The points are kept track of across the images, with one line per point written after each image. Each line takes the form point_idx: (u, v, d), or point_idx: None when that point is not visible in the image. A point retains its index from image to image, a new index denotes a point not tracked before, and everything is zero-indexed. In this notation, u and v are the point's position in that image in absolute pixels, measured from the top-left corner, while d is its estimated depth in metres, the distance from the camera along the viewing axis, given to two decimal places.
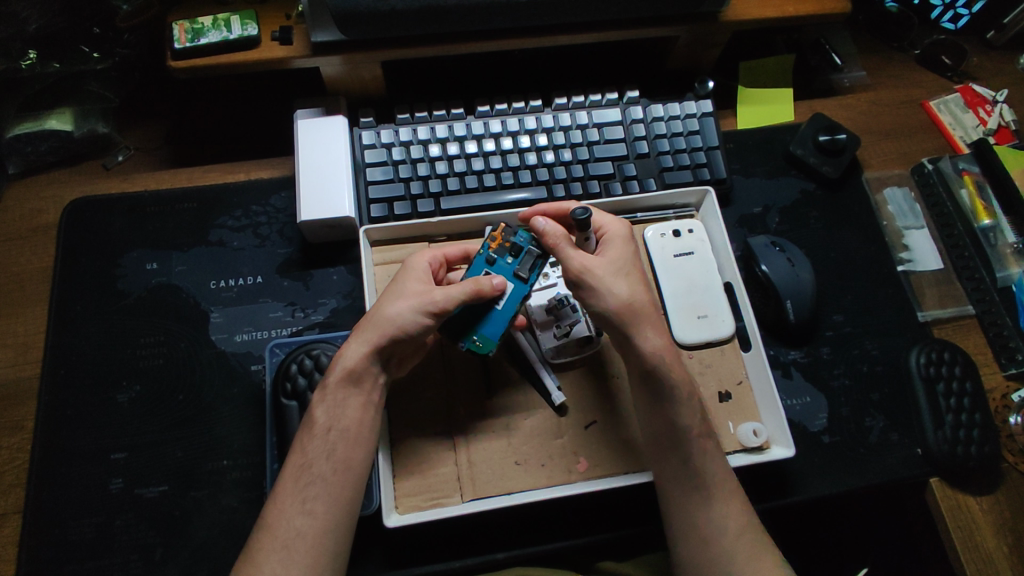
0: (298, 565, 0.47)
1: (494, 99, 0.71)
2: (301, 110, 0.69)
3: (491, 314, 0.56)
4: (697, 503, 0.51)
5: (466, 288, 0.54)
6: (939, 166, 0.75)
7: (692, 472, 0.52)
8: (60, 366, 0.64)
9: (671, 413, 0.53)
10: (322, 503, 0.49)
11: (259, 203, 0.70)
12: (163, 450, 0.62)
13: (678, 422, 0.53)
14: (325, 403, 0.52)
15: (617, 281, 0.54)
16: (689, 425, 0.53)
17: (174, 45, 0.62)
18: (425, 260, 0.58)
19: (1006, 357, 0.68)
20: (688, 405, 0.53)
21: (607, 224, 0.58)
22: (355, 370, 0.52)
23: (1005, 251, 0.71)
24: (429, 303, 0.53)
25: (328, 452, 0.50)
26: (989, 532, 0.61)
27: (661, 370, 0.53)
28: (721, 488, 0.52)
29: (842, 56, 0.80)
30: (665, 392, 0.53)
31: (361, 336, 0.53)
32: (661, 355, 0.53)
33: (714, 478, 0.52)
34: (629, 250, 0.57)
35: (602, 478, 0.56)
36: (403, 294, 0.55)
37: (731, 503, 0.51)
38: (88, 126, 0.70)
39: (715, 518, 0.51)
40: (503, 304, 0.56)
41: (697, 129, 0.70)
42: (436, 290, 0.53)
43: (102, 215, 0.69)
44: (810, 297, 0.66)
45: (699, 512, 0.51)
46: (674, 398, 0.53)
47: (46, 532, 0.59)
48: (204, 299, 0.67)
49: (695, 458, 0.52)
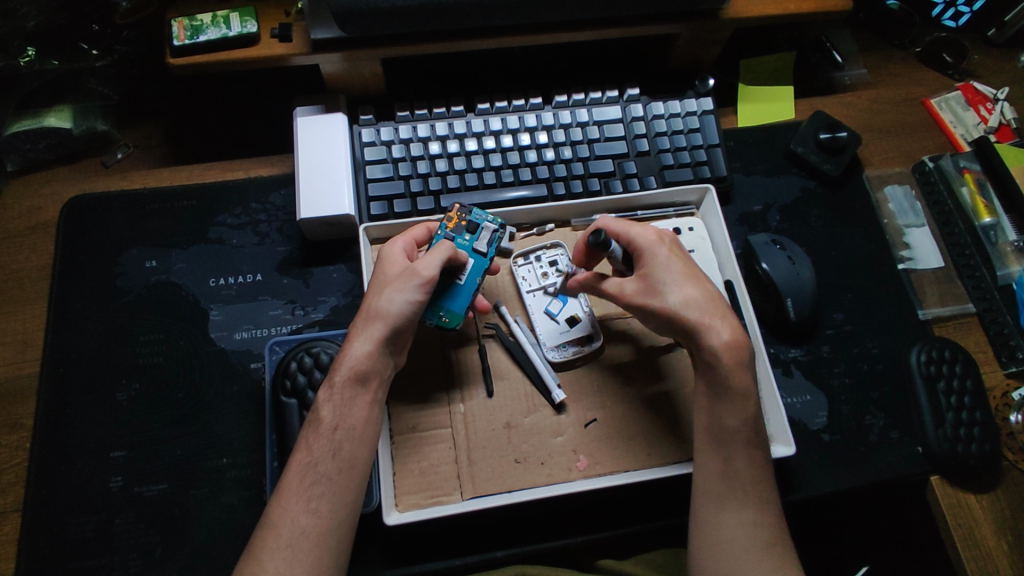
0: (303, 564, 0.47)
1: (494, 96, 0.71)
2: (301, 107, 0.68)
3: (455, 289, 0.57)
4: (735, 504, 0.51)
5: (443, 251, 0.54)
6: (940, 164, 0.75)
7: (736, 471, 0.51)
8: (59, 365, 0.64)
9: (725, 413, 0.52)
10: (327, 502, 0.49)
11: (259, 201, 0.70)
12: (163, 448, 0.62)
13: (732, 422, 0.52)
14: (332, 402, 0.52)
15: (673, 287, 0.54)
16: (741, 427, 0.52)
17: (174, 42, 0.61)
18: (401, 245, 0.57)
19: (1007, 356, 0.68)
20: (749, 405, 0.52)
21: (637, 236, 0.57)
22: (361, 369, 0.52)
23: (1005, 249, 0.71)
24: (416, 285, 0.53)
25: (335, 451, 0.50)
26: (990, 530, 0.61)
27: (726, 370, 0.52)
28: (759, 493, 0.51)
29: (843, 54, 0.80)
30: (724, 390, 0.52)
31: (363, 332, 0.53)
32: (725, 354, 0.52)
33: (754, 482, 0.51)
34: (665, 253, 0.55)
35: (602, 476, 0.57)
36: (390, 283, 0.54)
37: (765, 511, 0.51)
38: (87, 124, 0.69)
39: (750, 523, 0.50)
40: (464, 281, 0.58)
41: (697, 127, 0.70)
42: (419, 268, 0.53)
43: (101, 212, 0.69)
44: (811, 295, 0.66)
45: (736, 514, 0.50)
46: (733, 398, 0.52)
47: (46, 530, 0.59)
48: (204, 297, 0.67)
49: (740, 459, 0.51)
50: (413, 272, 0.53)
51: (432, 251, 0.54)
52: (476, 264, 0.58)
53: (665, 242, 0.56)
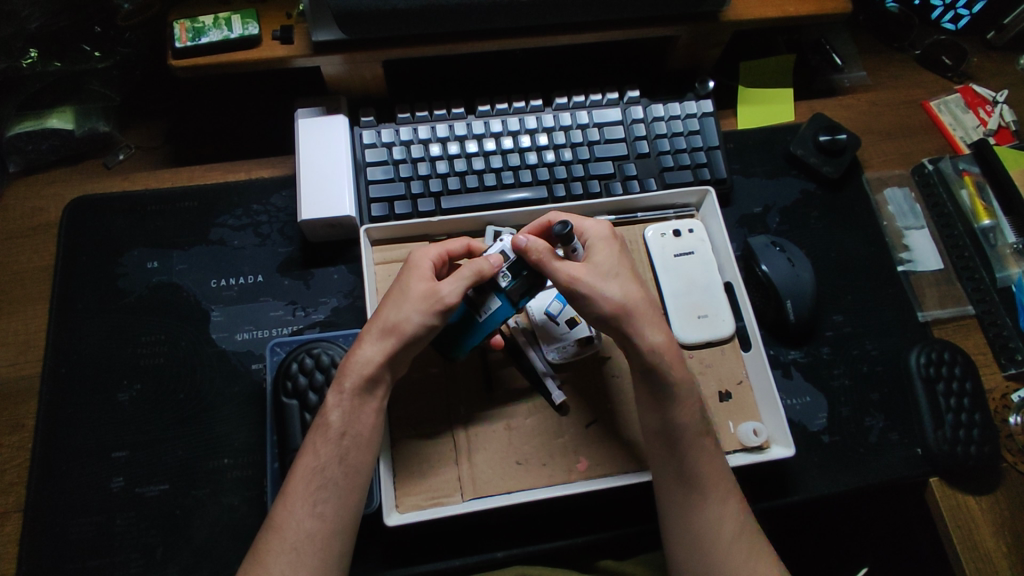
0: (308, 567, 0.48)
1: (494, 98, 0.71)
2: (302, 109, 0.69)
3: (474, 326, 0.56)
4: (695, 501, 0.52)
5: (468, 275, 0.53)
6: (939, 166, 0.75)
7: (692, 468, 0.53)
8: (61, 365, 0.64)
9: (669, 413, 0.54)
10: (332, 505, 0.50)
11: (260, 202, 0.70)
12: (164, 449, 0.62)
13: (677, 420, 0.53)
14: (341, 408, 0.51)
15: (607, 286, 0.54)
16: (689, 424, 0.54)
17: (176, 44, 0.62)
18: (430, 256, 0.57)
19: (1006, 357, 0.68)
20: (690, 402, 0.54)
21: (589, 230, 0.57)
22: (371, 377, 0.52)
23: (1005, 252, 0.71)
24: (440, 309, 0.53)
25: (341, 456, 0.51)
26: (989, 531, 0.61)
27: (661, 369, 0.53)
28: (719, 486, 0.53)
29: (843, 57, 0.81)
30: (668, 388, 0.54)
31: (379, 344, 0.53)
32: (663, 351, 0.53)
33: (712, 476, 0.53)
34: (617, 250, 0.56)
35: (601, 478, 0.57)
36: (411, 300, 0.53)
37: (730, 503, 0.53)
38: (89, 125, 0.70)
39: (714, 516, 0.52)
40: (483, 320, 0.56)
41: (697, 129, 0.70)
42: (443, 291, 0.53)
43: (103, 213, 0.69)
44: (810, 296, 0.66)
45: (697, 512, 0.52)
46: (675, 396, 0.54)
47: (46, 530, 0.59)
48: (205, 297, 0.67)
49: (693, 456, 0.53)
50: (435, 294, 0.53)
51: (459, 273, 0.54)
52: (502, 305, 0.56)
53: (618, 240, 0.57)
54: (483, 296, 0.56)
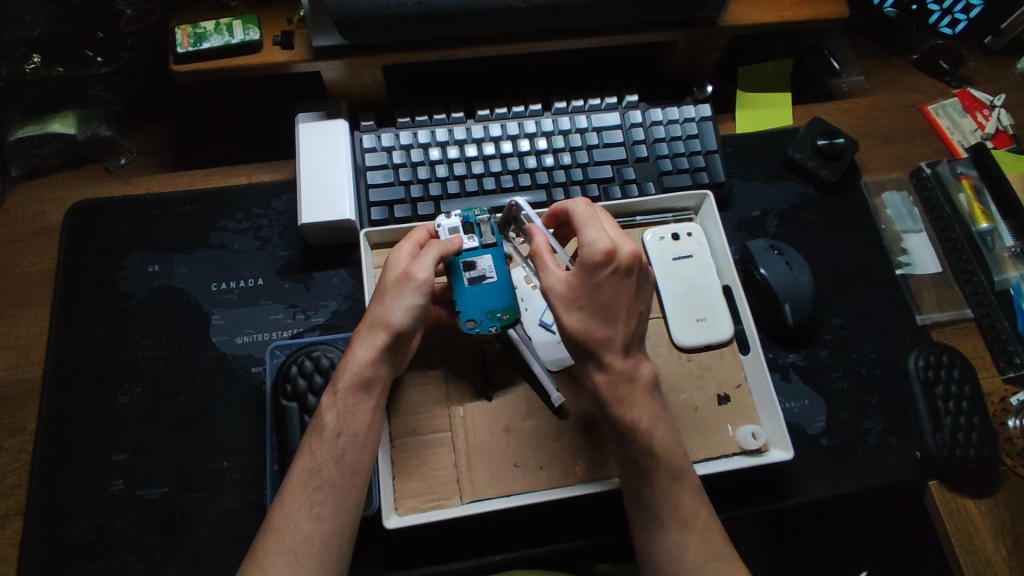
0: (306, 568, 0.48)
1: (494, 103, 0.71)
2: (302, 113, 0.69)
3: (494, 289, 0.57)
4: (655, 532, 0.51)
5: (434, 253, 0.55)
6: (937, 169, 0.76)
7: (648, 499, 0.51)
8: (62, 368, 0.64)
9: (623, 446, 0.52)
10: (330, 507, 0.50)
11: (260, 206, 0.70)
12: (164, 451, 0.62)
13: (631, 453, 0.52)
14: (334, 408, 0.52)
15: (572, 316, 0.51)
16: (637, 461, 0.52)
17: (177, 49, 0.62)
18: (403, 252, 0.57)
19: (1005, 360, 0.68)
20: (647, 437, 0.51)
21: (589, 245, 0.50)
22: (366, 377, 0.53)
23: (1003, 255, 0.72)
24: (414, 288, 0.54)
25: (338, 457, 0.51)
26: (988, 535, 0.61)
27: (610, 406, 0.52)
28: (677, 515, 0.51)
29: (841, 61, 0.81)
30: (618, 424, 0.52)
31: (367, 338, 0.54)
32: (609, 391, 0.52)
33: (670, 506, 0.51)
34: (597, 276, 0.50)
35: (589, 483, 0.57)
36: (388, 290, 0.55)
37: (691, 533, 0.51)
38: (91, 130, 0.70)
39: (671, 546, 0.51)
40: (497, 275, 0.58)
41: (695, 133, 0.71)
42: (415, 271, 0.54)
43: (104, 217, 0.69)
44: (808, 299, 0.66)
45: (657, 540, 0.51)
46: (629, 431, 0.52)
47: (46, 533, 0.59)
48: (206, 301, 0.67)
49: (651, 489, 0.51)
50: (408, 278, 0.54)
51: (426, 252, 0.55)
52: (491, 254, 0.59)
53: (612, 263, 0.50)
54: (473, 265, 0.58)
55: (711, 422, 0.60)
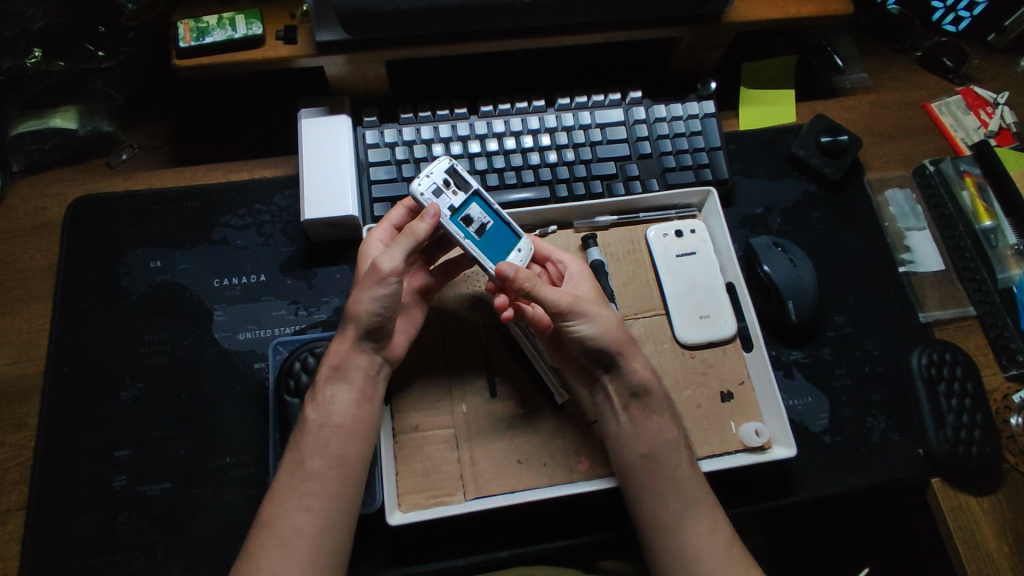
0: (296, 560, 0.48)
1: (497, 99, 0.71)
2: (305, 109, 0.69)
3: (494, 233, 0.59)
4: (687, 518, 0.53)
5: (405, 243, 0.54)
6: (940, 167, 0.75)
7: (681, 484, 0.54)
8: (63, 364, 0.64)
9: (659, 428, 0.55)
10: (320, 499, 0.50)
11: (262, 202, 0.70)
12: (166, 448, 0.62)
13: (666, 435, 0.55)
14: (316, 402, 0.53)
15: (602, 309, 0.56)
16: (673, 439, 0.55)
17: (179, 44, 0.62)
18: (375, 239, 0.58)
19: (1007, 358, 0.68)
20: (668, 417, 0.56)
21: (571, 260, 0.61)
22: (342, 366, 0.54)
23: (1006, 253, 0.72)
24: (381, 280, 0.53)
25: (323, 449, 0.51)
26: (990, 532, 0.61)
27: (650, 390, 0.55)
28: (705, 499, 0.54)
29: (844, 58, 0.81)
30: (654, 408, 0.55)
31: (343, 331, 0.55)
32: (648, 374, 0.56)
33: (699, 489, 0.54)
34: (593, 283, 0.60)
35: (581, 482, 0.57)
36: (358, 283, 0.54)
37: (716, 515, 0.54)
38: (92, 125, 0.70)
39: (705, 531, 0.53)
40: (491, 218, 0.60)
41: (699, 130, 0.71)
42: (382, 263, 0.53)
43: (106, 213, 0.69)
44: (811, 296, 0.66)
45: (691, 527, 0.53)
46: (657, 412, 0.55)
47: (47, 529, 0.59)
48: (208, 297, 0.67)
49: (682, 467, 0.54)
50: (376, 270, 0.53)
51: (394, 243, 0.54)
52: (476, 201, 0.59)
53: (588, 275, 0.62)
54: (470, 220, 0.59)
55: (714, 420, 0.60)
